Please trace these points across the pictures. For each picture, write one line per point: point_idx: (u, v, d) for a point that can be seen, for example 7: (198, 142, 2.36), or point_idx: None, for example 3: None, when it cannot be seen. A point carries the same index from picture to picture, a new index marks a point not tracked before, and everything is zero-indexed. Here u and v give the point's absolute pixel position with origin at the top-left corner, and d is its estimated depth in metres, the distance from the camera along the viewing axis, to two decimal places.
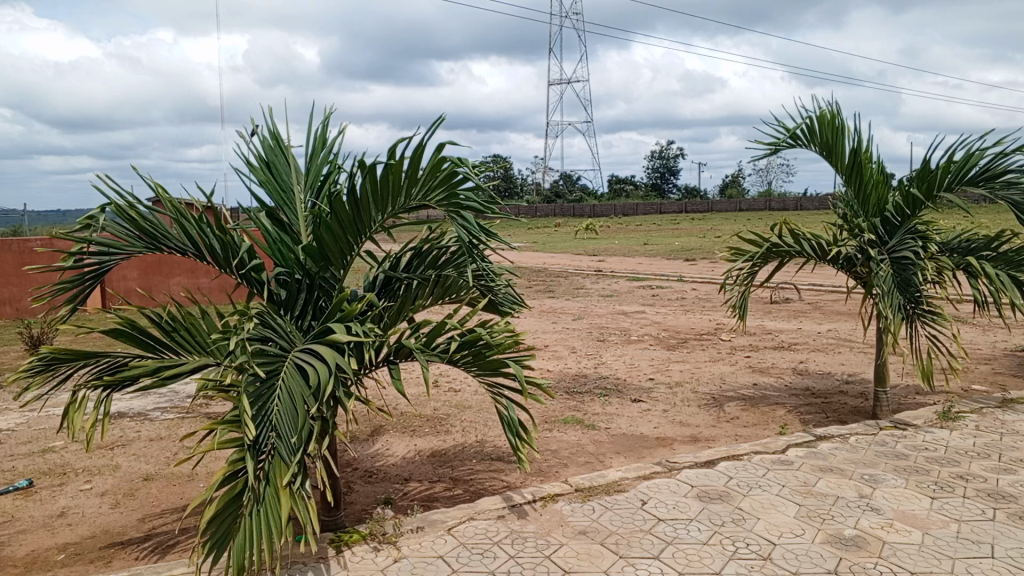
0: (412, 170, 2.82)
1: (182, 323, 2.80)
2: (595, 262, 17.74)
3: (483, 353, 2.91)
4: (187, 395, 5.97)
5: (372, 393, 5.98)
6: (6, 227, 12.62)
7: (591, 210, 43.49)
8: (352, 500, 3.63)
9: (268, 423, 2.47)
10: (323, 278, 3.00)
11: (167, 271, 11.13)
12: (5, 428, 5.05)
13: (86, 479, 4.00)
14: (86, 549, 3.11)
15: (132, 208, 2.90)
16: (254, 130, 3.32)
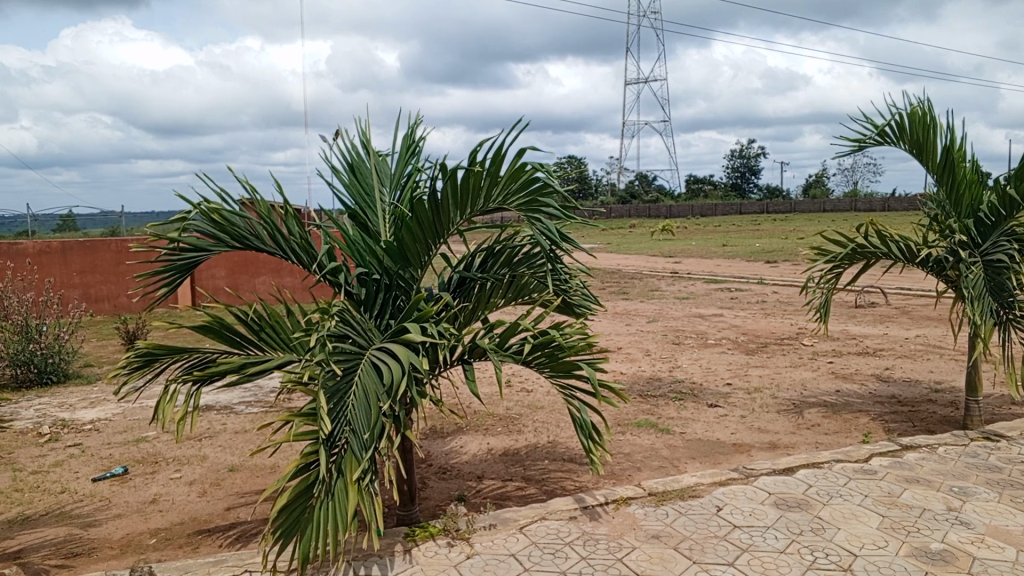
0: (492, 173, 2.85)
1: (268, 321, 2.92)
2: (672, 264, 17.49)
3: (556, 355, 2.92)
4: (270, 390, 6.18)
5: (447, 391, 6.07)
6: (105, 228, 13.31)
7: (668, 211, 42.89)
8: (426, 496, 3.70)
9: (343, 417, 2.55)
10: (402, 278, 3.07)
11: (252, 270, 11.55)
12: (103, 418, 5.34)
13: (176, 468, 4.19)
14: (175, 535, 3.27)
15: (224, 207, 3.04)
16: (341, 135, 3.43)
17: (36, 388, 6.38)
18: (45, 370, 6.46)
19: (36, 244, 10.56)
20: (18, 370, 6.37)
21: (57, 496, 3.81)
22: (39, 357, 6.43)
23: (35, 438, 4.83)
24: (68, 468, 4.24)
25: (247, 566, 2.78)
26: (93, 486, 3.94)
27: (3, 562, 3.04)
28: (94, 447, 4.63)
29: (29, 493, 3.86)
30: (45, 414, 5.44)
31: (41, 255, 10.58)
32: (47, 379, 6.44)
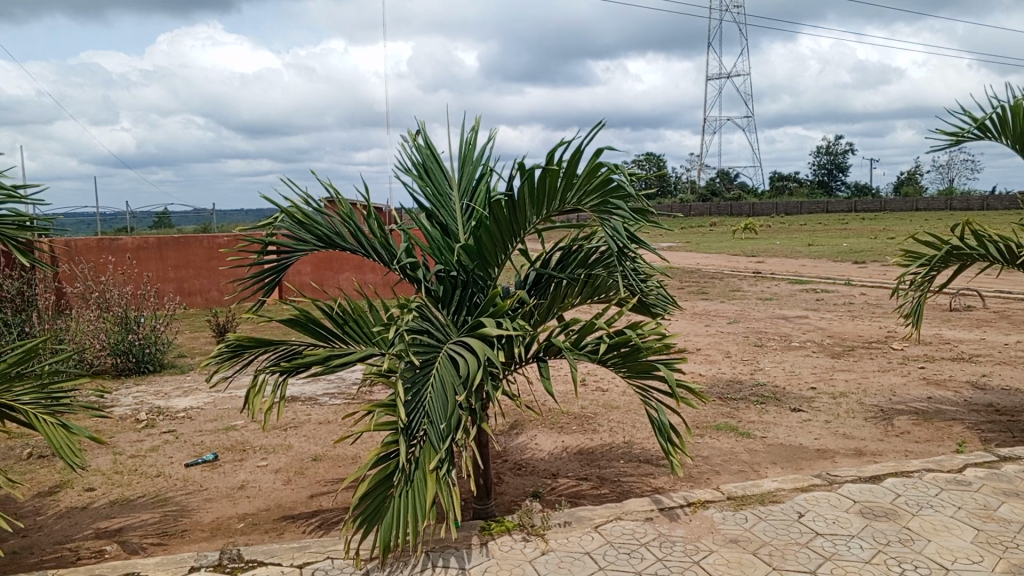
0: (569, 173, 2.85)
1: (351, 315, 3.00)
2: (753, 264, 17.07)
3: (633, 354, 2.90)
4: (352, 382, 6.35)
5: (523, 389, 6.09)
6: (198, 225, 13.91)
7: (751, 209, 41.85)
8: (502, 491, 3.73)
9: (421, 410, 2.59)
10: (479, 277, 3.10)
11: (336, 267, 11.88)
12: (196, 406, 5.59)
13: (263, 456, 4.36)
14: (261, 520, 3.40)
15: (305, 212, 3.15)
16: (412, 135, 3.46)
17: (134, 376, 6.74)
18: (142, 360, 6.81)
19: (135, 240, 11.12)
20: (118, 359, 6.74)
21: (154, 479, 4.02)
22: (137, 347, 6.78)
23: (134, 424, 5.10)
24: (163, 453, 4.46)
25: (329, 552, 2.88)
26: (186, 471, 4.14)
27: (105, 540, 3.23)
28: (187, 434, 4.86)
29: (128, 476, 4.08)
30: (143, 402, 5.74)
31: (140, 251, 11.14)
32: (144, 368, 6.80)
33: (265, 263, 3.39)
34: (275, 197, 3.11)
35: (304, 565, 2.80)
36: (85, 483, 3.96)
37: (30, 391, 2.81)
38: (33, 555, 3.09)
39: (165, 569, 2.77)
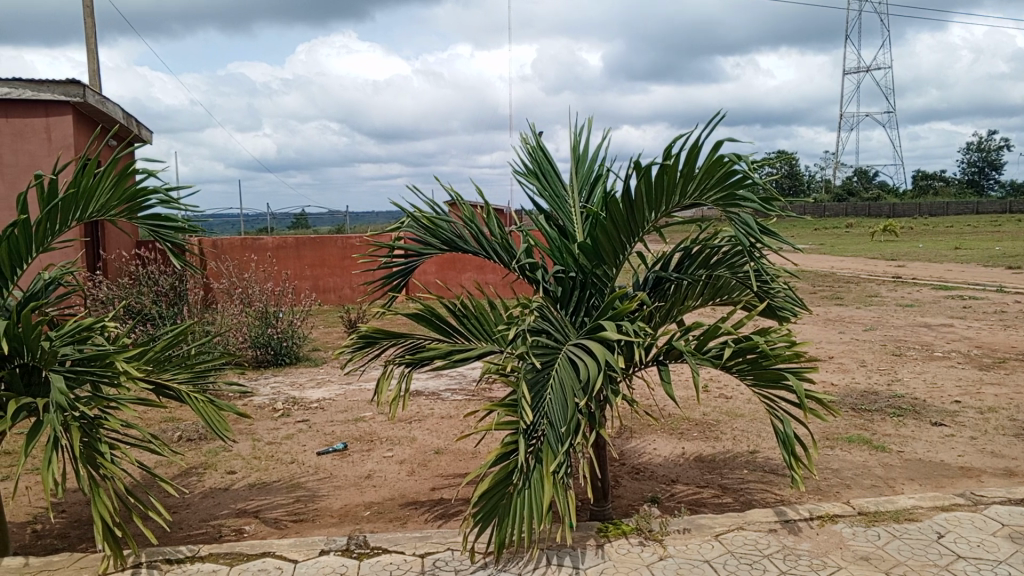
0: (688, 169, 2.76)
1: (472, 312, 3.07)
2: (892, 268, 16.11)
3: (760, 362, 2.81)
4: (473, 379, 6.48)
5: (643, 392, 6.03)
6: (333, 226, 14.60)
7: (891, 209, 39.49)
8: (620, 494, 3.70)
9: (541, 410, 2.64)
10: (598, 276, 3.09)
11: (459, 267, 12.18)
12: (327, 397, 5.88)
13: (389, 447, 4.53)
14: (387, 509, 3.53)
15: (427, 218, 3.27)
16: (524, 139, 3.51)
17: (273, 367, 7.16)
18: (280, 353, 7.23)
19: (275, 240, 11.81)
20: (258, 351, 7.18)
21: (288, 465, 4.26)
22: (275, 341, 7.21)
23: (272, 412, 5.42)
24: (297, 441, 4.72)
25: (449, 544, 2.96)
26: (318, 459, 4.37)
27: (245, 519, 3.47)
28: (319, 423, 5.11)
29: (265, 460, 4.35)
30: (280, 391, 6.09)
31: (280, 250, 11.83)
32: (282, 360, 7.22)
33: (394, 266, 3.55)
34: (399, 204, 3.24)
35: (426, 554, 2.89)
36: (228, 466, 4.25)
37: (180, 372, 3.07)
38: (182, 529, 3.35)
39: (298, 550, 2.93)
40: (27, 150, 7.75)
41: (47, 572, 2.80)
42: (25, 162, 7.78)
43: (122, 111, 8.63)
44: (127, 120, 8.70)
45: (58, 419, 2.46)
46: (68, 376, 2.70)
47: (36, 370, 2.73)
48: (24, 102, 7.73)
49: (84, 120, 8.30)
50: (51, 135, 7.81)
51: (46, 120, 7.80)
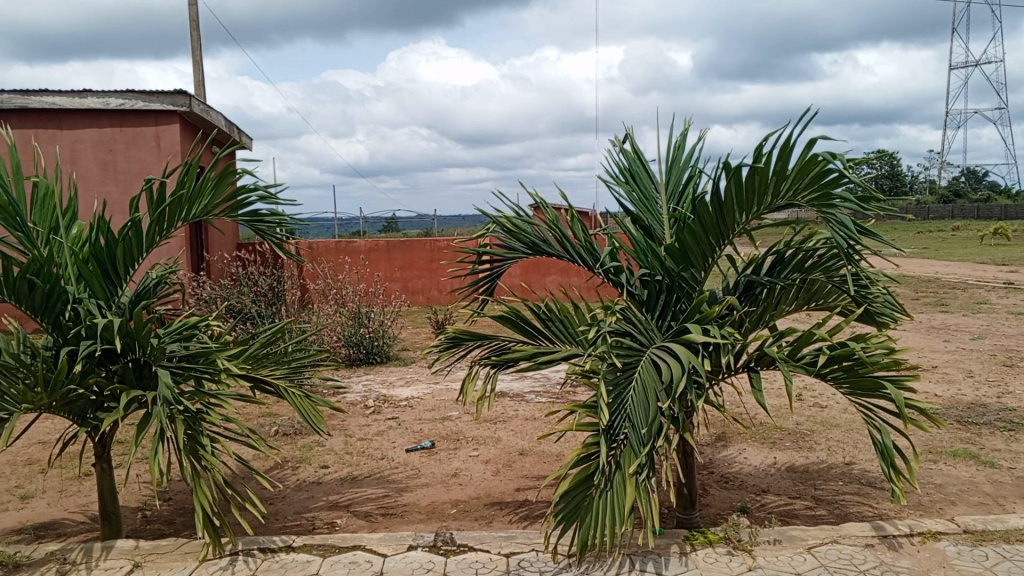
0: (780, 167, 2.69)
1: (557, 315, 3.08)
2: (1004, 273, 15.18)
3: (856, 369, 2.72)
4: (558, 382, 6.48)
5: (732, 399, 5.89)
6: (422, 229, 14.88)
7: (1003, 211, 37.26)
8: (707, 503, 3.64)
9: (623, 412, 2.62)
10: (684, 279, 3.03)
11: (544, 270, 12.23)
12: (416, 396, 5.99)
13: (475, 447, 4.58)
14: (472, 507, 3.58)
15: (512, 221, 3.31)
16: (615, 141, 3.50)
17: (364, 366, 7.36)
18: (371, 351, 7.43)
19: (367, 243, 12.14)
20: (350, 350, 7.40)
21: (378, 461, 4.37)
22: (366, 340, 7.41)
23: (363, 409, 5.58)
24: (387, 438, 4.83)
25: (534, 545, 2.97)
26: (406, 456, 4.46)
27: (337, 512, 3.58)
28: (408, 421, 5.22)
29: (356, 456, 4.48)
30: (371, 389, 6.25)
31: (372, 252, 12.15)
32: (373, 359, 7.42)
33: (481, 270, 3.60)
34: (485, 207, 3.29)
35: (511, 554, 2.91)
36: (321, 460, 4.39)
37: (277, 368, 3.20)
38: (278, 520, 3.49)
39: (387, 544, 3.01)
40: (139, 157, 8.25)
41: (156, 556, 2.97)
42: (137, 168, 8.29)
43: (224, 119, 9.05)
44: (229, 127, 9.10)
45: (164, 413, 2.61)
46: (175, 370, 2.88)
47: (146, 365, 2.90)
48: (136, 112, 8.22)
49: (191, 128, 8.72)
50: (160, 143, 8.23)
51: (155, 129, 8.24)
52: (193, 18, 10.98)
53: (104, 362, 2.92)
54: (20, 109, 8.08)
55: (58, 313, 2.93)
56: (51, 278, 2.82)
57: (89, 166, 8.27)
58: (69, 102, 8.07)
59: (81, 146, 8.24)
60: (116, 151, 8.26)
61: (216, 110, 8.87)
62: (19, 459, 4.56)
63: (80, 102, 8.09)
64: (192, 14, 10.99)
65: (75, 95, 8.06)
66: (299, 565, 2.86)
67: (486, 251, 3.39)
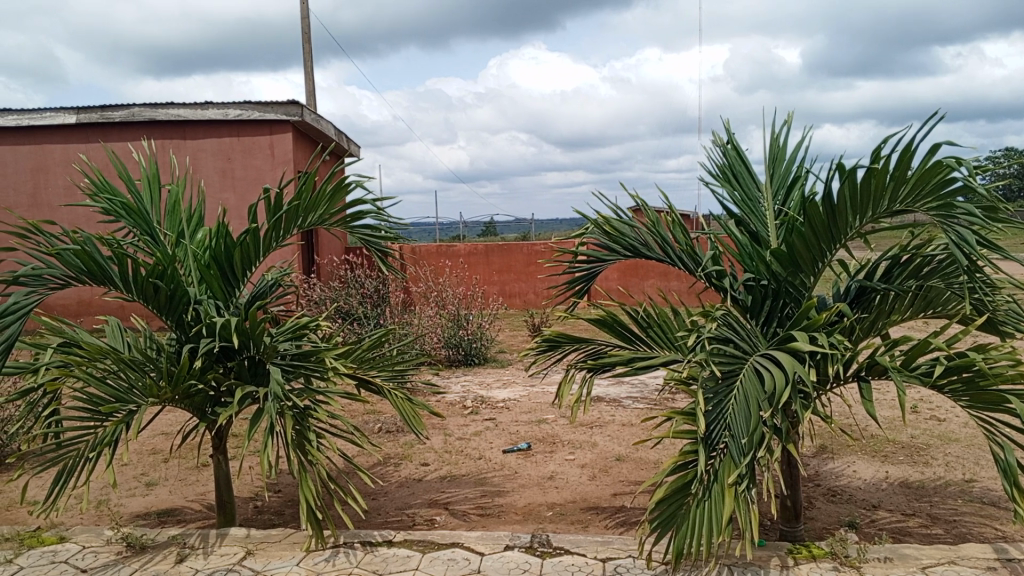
0: (900, 171, 2.57)
1: (655, 319, 3.04)
2: None
3: (977, 381, 2.56)
4: (656, 388, 6.40)
5: (840, 410, 5.66)
6: (520, 233, 15.00)
7: None
8: (813, 516, 3.51)
9: (723, 421, 2.56)
10: (792, 285, 2.94)
11: (642, 274, 12.11)
12: (513, 398, 6.05)
13: (571, 451, 4.59)
14: (568, 511, 3.58)
15: (610, 224, 3.30)
16: (719, 141, 3.42)
17: (463, 367, 7.49)
18: (470, 353, 7.55)
19: (467, 246, 12.34)
20: (450, 351, 7.55)
21: (476, 461, 4.44)
22: (465, 342, 7.54)
23: (462, 410, 5.67)
24: (485, 438, 4.90)
25: (630, 551, 2.95)
26: (504, 456, 4.51)
27: (436, 510, 3.66)
28: (505, 422, 5.27)
29: (455, 455, 4.56)
30: (470, 390, 6.35)
31: (471, 256, 12.34)
32: (471, 360, 7.54)
33: (577, 272, 3.61)
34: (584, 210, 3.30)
35: (607, 559, 2.90)
36: (421, 458, 4.50)
37: (382, 368, 3.30)
38: (380, 515, 3.60)
39: (484, 543, 3.06)
40: (254, 165, 8.70)
41: (266, 544, 3.11)
42: (252, 176, 8.74)
43: (334, 128, 9.42)
44: (338, 136, 9.46)
45: (275, 408, 2.74)
46: (287, 368, 3.02)
47: (260, 363, 3.06)
48: (253, 122, 8.66)
49: (303, 137, 9.12)
50: (274, 151, 8.65)
51: (270, 138, 8.66)
52: (304, 31, 11.46)
53: (223, 360, 3.10)
54: (149, 121, 8.70)
55: (180, 312, 3.13)
56: (174, 280, 3.02)
57: (210, 173, 8.78)
58: (193, 113, 8.60)
59: (203, 155, 8.74)
60: (233, 159, 8.72)
61: (326, 119, 9.23)
62: (145, 448, 4.88)
63: (202, 113, 8.60)
64: (304, 28, 11.48)
65: (197, 108, 8.58)
66: (400, 560, 2.94)
67: (585, 254, 3.40)
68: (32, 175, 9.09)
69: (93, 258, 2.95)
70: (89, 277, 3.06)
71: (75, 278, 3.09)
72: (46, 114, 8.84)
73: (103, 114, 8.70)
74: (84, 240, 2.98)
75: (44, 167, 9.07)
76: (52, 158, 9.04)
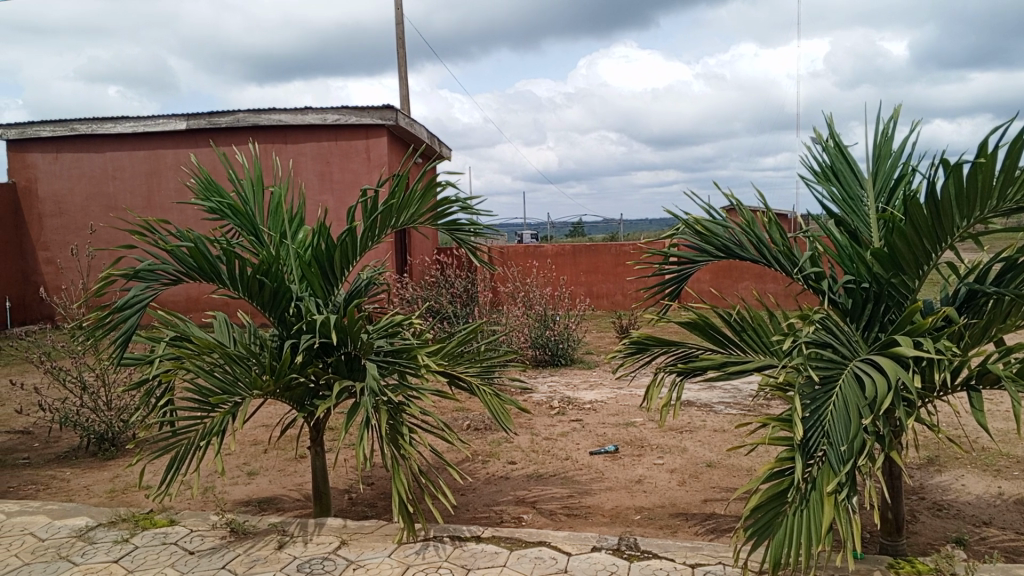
0: (1011, 166, 2.42)
1: (749, 323, 2.96)
2: None
3: None
4: (749, 393, 6.24)
5: (947, 420, 5.39)
6: (608, 234, 14.89)
7: None
8: (917, 531, 3.35)
9: (821, 428, 2.48)
10: (894, 287, 2.82)
11: (736, 276, 11.83)
12: (600, 399, 6.03)
13: (659, 455, 4.53)
14: (657, 516, 3.54)
15: (702, 223, 3.25)
16: (818, 137, 3.31)
17: (550, 367, 7.52)
18: (557, 353, 7.56)
19: (554, 247, 12.37)
20: (537, 351, 7.58)
21: (563, 461, 4.45)
22: (552, 342, 7.55)
23: (549, 410, 5.69)
24: (571, 439, 4.90)
25: (721, 558, 2.89)
26: (591, 458, 4.50)
27: (524, 508, 3.68)
28: (592, 424, 5.26)
29: (543, 454, 4.58)
30: (557, 391, 6.37)
31: (558, 256, 12.36)
32: (558, 361, 7.56)
33: (668, 273, 3.57)
34: (677, 208, 3.25)
35: (696, 565, 2.85)
36: (509, 456, 4.54)
37: (472, 365, 3.36)
38: (468, 511, 3.66)
39: (572, 543, 3.06)
40: (351, 168, 8.98)
41: (360, 535, 3.22)
42: (350, 179, 9.02)
43: (427, 131, 9.61)
44: (431, 139, 9.65)
45: (370, 402, 2.83)
46: (382, 364, 3.11)
47: (357, 358, 3.16)
48: (350, 126, 8.92)
49: (397, 140, 9.33)
50: (370, 154, 8.90)
51: (367, 141, 8.91)
52: (400, 37, 11.74)
53: (322, 355, 3.22)
54: (253, 127, 9.06)
55: (283, 309, 3.27)
56: (277, 278, 3.16)
57: (310, 177, 9.12)
58: (293, 119, 8.92)
59: (303, 158, 9.09)
60: (332, 163, 9.03)
61: (420, 123, 9.43)
62: (247, 439, 5.12)
63: (302, 118, 8.91)
64: (399, 33, 11.76)
65: (297, 113, 8.89)
66: (488, 556, 2.98)
67: (677, 253, 3.36)
68: (147, 178, 9.66)
69: (204, 257, 3.11)
70: (199, 275, 3.22)
71: (187, 275, 3.26)
72: (159, 120, 9.36)
73: (211, 120, 9.13)
74: (196, 239, 3.14)
75: (157, 170, 9.62)
76: (165, 162, 9.58)
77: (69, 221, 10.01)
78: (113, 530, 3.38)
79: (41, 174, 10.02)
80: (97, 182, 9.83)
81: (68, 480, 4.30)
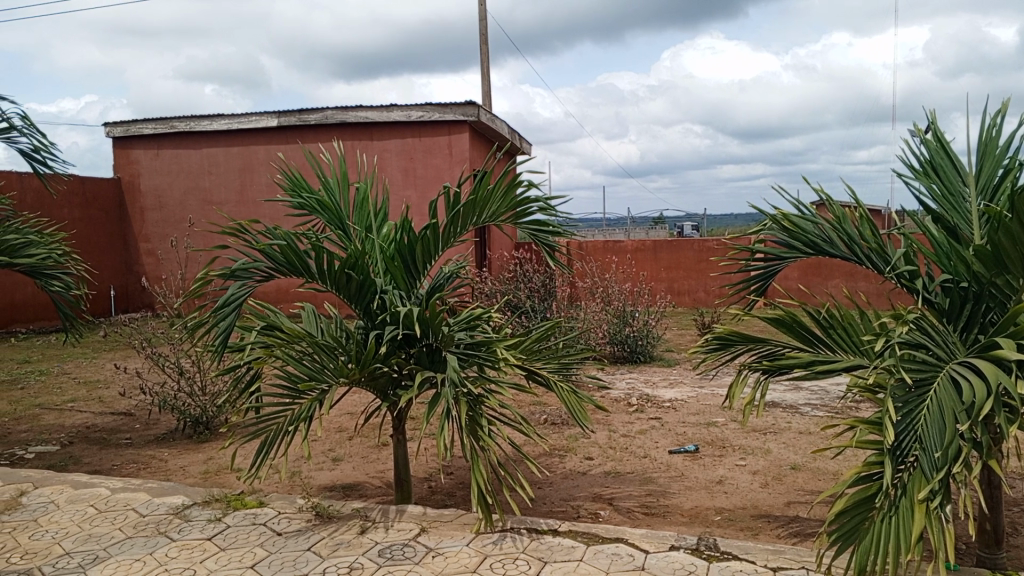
0: None
1: (839, 322, 2.86)
2: None
3: None
4: (837, 394, 6.03)
5: None
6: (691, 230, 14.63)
7: None
8: (1018, 545, 3.18)
9: (913, 433, 2.38)
10: (996, 288, 2.67)
11: (825, 273, 11.48)
12: (680, 398, 5.94)
13: (742, 456, 4.44)
14: (738, 517, 3.48)
15: (790, 217, 3.16)
16: (918, 131, 3.16)
17: (628, 364, 7.45)
18: (636, 350, 7.49)
19: (635, 243, 12.25)
20: (616, 348, 7.53)
21: (642, 459, 4.41)
22: (631, 339, 7.48)
23: (627, 407, 5.66)
24: (650, 437, 4.85)
25: (804, 562, 2.81)
26: (670, 457, 4.45)
27: (601, 504, 3.67)
28: (671, 422, 5.19)
29: (620, 451, 4.56)
30: (635, 388, 6.31)
31: (639, 252, 12.23)
32: (637, 357, 7.49)
33: (753, 269, 3.48)
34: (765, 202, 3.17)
35: (778, 568, 2.78)
36: (586, 452, 4.54)
37: (549, 361, 3.37)
38: (545, 505, 3.67)
39: (650, 541, 3.04)
40: (434, 164, 9.10)
41: (439, 523, 3.27)
42: (433, 174, 9.14)
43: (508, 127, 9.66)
44: (512, 134, 9.69)
45: (451, 393, 2.88)
46: (462, 356, 3.16)
47: (437, 350, 3.21)
48: (433, 121, 9.04)
49: (479, 136, 9.40)
50: (452, 150, 9.00)
51: (449, 137, 9.02)
52: (483, 33, 11.82)
53: (404, 346, 3.28)
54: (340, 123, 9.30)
55: (368, 301, 3.35)
56: (363, 271, 3.24)
57: (394, 172, 9.30)
58: (378, 116, 9.11)
59: (388, 154, 9.28)
60: (415, 158, 9.18)
61: (502, 119, 9.47)
62: (332, 427, 5.27)
63: (388, 115, 9.09)
64: (483, 30, 11.84)
65: (383, 110, 9.07)
66: (564, 549, 2.99)
67: (763, 249, 3.28)
68: (240, 174, 10.05)
69: (295, 253, 3.22)
70: (289, 269, 3.34)
71: (277, 270, 3.39)
72: (252, 118, 9.72)
73: (300, 117, 9.42)
74: (287, 235, 3.26)
75: (250, 166, 9.99)
76: (256, 158, 9.95)
77: (168, 214, 10.52)
78: (207, 509, 3.54)
79: (143, 170, 10.56)
80: (194, 178, 10.29)
81: (167, 461, 4.53)
